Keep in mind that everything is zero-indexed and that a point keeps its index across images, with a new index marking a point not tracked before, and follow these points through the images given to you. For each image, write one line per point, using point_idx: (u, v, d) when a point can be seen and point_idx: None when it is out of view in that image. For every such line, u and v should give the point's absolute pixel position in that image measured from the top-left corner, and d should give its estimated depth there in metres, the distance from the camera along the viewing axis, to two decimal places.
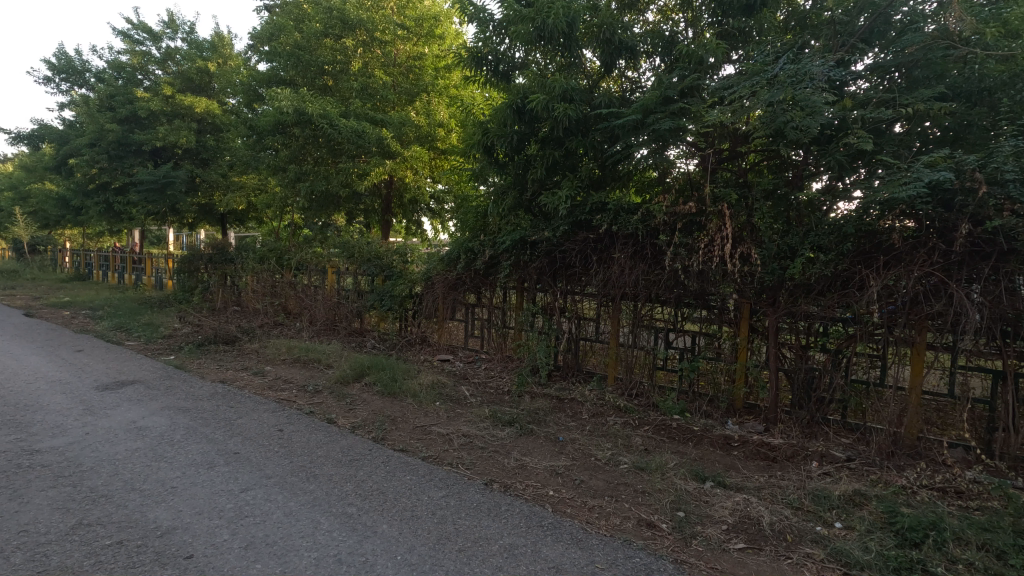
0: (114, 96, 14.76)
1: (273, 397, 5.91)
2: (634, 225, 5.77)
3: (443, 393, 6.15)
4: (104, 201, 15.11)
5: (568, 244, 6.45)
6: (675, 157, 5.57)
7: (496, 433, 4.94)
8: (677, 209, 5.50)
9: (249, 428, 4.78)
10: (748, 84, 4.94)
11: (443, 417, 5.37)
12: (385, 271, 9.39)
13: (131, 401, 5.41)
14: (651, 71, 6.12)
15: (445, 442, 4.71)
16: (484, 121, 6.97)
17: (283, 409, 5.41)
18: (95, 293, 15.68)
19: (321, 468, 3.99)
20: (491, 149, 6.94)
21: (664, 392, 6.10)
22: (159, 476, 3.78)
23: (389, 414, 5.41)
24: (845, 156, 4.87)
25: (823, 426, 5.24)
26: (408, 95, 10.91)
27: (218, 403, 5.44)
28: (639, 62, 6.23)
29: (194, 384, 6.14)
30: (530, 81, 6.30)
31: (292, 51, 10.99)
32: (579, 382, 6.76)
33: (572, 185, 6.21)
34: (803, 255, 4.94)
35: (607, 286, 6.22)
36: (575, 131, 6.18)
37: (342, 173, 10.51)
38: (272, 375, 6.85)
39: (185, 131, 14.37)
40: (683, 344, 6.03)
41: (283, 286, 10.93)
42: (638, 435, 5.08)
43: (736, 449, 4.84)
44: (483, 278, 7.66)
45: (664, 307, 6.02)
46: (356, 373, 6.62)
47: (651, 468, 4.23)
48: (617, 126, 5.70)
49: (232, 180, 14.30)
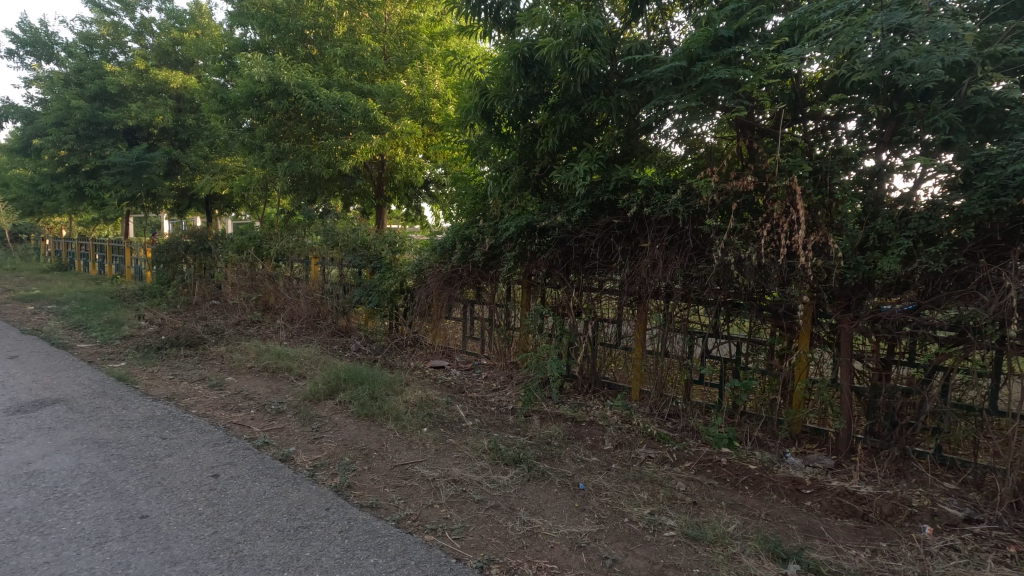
0: (83, 70, 13.59)
1: (223, 420, 4.79)
2: (672, 206, 4.57)
3: (433, 415, 5.03)
4: (75, 185, 13.96)
5: (585, 232, 5.29)
6: (700, 133, 4.53)
7: (497, 476, 3.83)
8: (728, 184, 4.30)
9: (174, 473, 3.65)
10: (840, 9, 3.70)
11: (430, 450, 4.27)
12: (373, 262, 8.35)
13: (39, 431, 4.29)
14: (678, 25, 5.01)
15: (430, 493, 3.58)
16: (483, 81, 5.72)
17: (228, 439, 4.29)
18: (69, 284, 14.66)
19: (252, 545, 2.86)
20: (491, 114, 5.72)
21: (703, 412, 4.99)
22: (18, 563, 2.66)
23: (362, 448, 4.30)
24: (960, 115, 3.71)
25: (913, 463, 4.12)
26: (399, 65, 9.67)
27: (148, 432, 4.32)
28: (668, 13, 5.11)
29: (129, 403, 5.02)
30: (539, 27, 5.07)
31: (268, 13, 9.70)
32: (598, 397, 5.64)
33: (591, 158, 5.02)
34: (902, 245, 3.75)
35: (635, 283, 5.08)
36: (595, 89, 4.97)
37: (324, 150, 9.29)
38: (231, 389, 5.75)
39: (160, 109, 13.19)
40: (729, 354, 4.90)
41: (261, 279, 9.84)
42: (681, 477, 3.95)
43: (809, 499, 3.71)
44: (483, 270, 6.53)
45: (706, 309, 4.86)
46: (330, 388, 5.53)
47: (709, 538, 3.10)
48: (652, 77, 4.50)
49: (212, 162, 13.14)
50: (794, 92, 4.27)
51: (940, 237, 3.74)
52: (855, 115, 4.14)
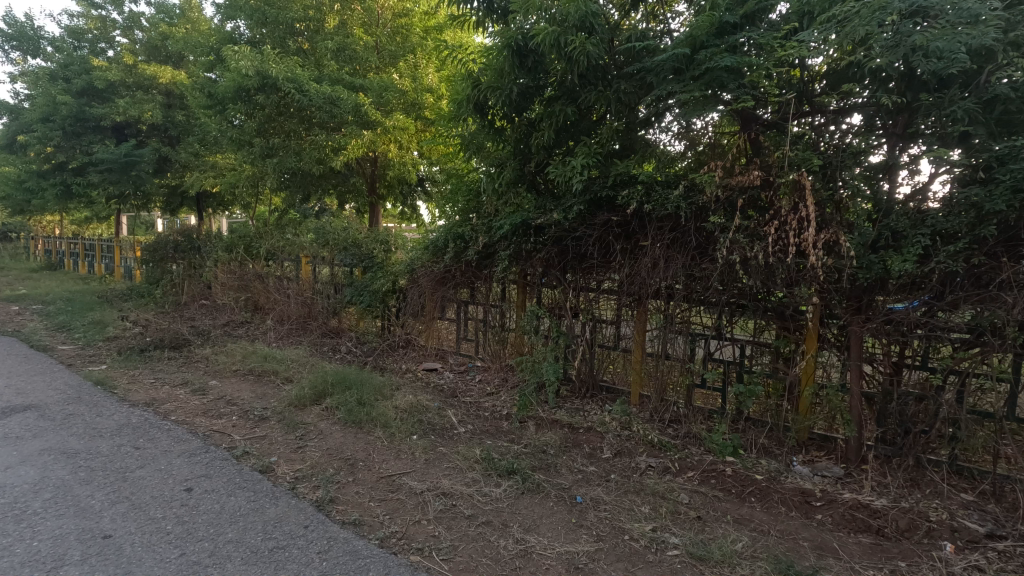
0: (70, 66, 13.32)
1: (203, 427, 4.56)
2: (674, 202, 4.36)
3: (424, 421, 4.81)
4: (62, 183, 13.69)
5: (583, 229, 5.06)
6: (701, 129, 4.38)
7: (490, 489, 3.62)
8: (733, 179, 4.08)
9: (144, 487, 3.41)
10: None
11: (420, 460, 4.05)
12: (364, 261, 8.13)
13: (4, 441, 4.05)
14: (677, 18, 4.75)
15: (418, 508, 3.36)
16: (475, 72, 5.50)
17: (206, 449, 4.06)
18: (57, 284, 14.39)
19: (220, 571, 2.63)
20: (484, 107, 5.49)
21: (705, 418, 4.78)
22: None
23: (348, 457, 4.08)
24: (981, 105, 3.51)
25: (927, 472, 3.92)
26: (392, 59, 9.42)
27: (121, 441, 4.09)
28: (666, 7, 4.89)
29: (104, 410, 4.79)
30: (534, 15, 4.83)
31: (257, 5, 9.44)
32: (595, 401, 5.43)
33: (589, 152, 4.79)
34: (919, 243, 3.55)
35: (634, 282, 4.87)
36: (593, 79, 4.74)
37: (314, 146, 9.05)
38: (213, 394, 5.52)
39: (149, 105, 12.92)
40: (732, 357, 4.70)
41: (251, 278, 9.61)
42: (684, 489, 3.74)
43: (820, 512, 3.51)
44: (477, 269, 6.32)
45: (709, 310, 4.65)
46: (317, 393, 5.30)
47: (715, 558, 2.89)
48: (654, 66, 4.28)
49: (202, 159, 12.86)
50: (801, 82, 4.07)
51: (959, 235, 3.53)
52: (861, 108, 3.95)
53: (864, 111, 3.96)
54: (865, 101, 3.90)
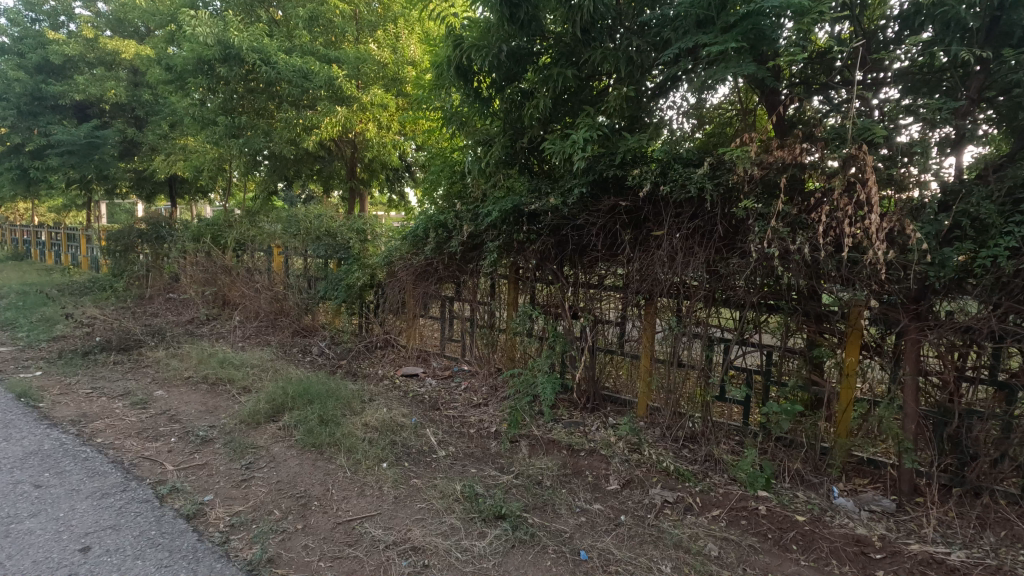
0: (25, 40, 12.41)
1: (131, 454, 3.82)
2: (696, 183, 3.62)
3: (398, 443, 4.09)
4: (18, 166, 12.71)
5: (584, 216, 4.33)
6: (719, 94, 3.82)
7: (473, 539, 2.92)
8: (771, 154, 3.35)
9: (26, 548, 2.67)
10: None
11: (387, 498, 3.33)
12: (339, 253, 7.35)
13: None
14: None
15: (378, 571, 2.65)
16: (457, 30, 4.67)
17: (125, 487, 3.31)
18: (18, 276, 13.49)
19: None
20: (468, 72, 4.66)
21: (727, 436, 4.10)
22: None
23: (301, 495, 3.36)
24: None
25: (1002, 510, 3.27)
26: (370, 29, 8.53)
27: (20, 478, 3.33)
28: None
29: (15, 433, 4.03)
30: None
31: None
32: (597, 414, 4.73)
33: (593, 123, 4.04)
34: (1010, 234, 2.87)
35: (645, 279, 4.14)
36: (598, 34, 4.02)
37: (284, 125, 8.21)
38: (155, 409, 4.75)
39: (111, 82, 11.99)
40: (760, 367, 3.99)
41: (218, 270, 8.80)
42: (711, 538, 3.05)
43: (882, 570, 2.90)
44: (462, 263, 5.56)
45: (734, 311, 3.94)
46: (275, 407, 4.56)
47: None
48: (678, 13, 3.56)
49: (169, 142, 11.96)
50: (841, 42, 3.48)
51: None
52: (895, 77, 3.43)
53: (904, 81, 3.40)
54: (902, 70, 3.40)
